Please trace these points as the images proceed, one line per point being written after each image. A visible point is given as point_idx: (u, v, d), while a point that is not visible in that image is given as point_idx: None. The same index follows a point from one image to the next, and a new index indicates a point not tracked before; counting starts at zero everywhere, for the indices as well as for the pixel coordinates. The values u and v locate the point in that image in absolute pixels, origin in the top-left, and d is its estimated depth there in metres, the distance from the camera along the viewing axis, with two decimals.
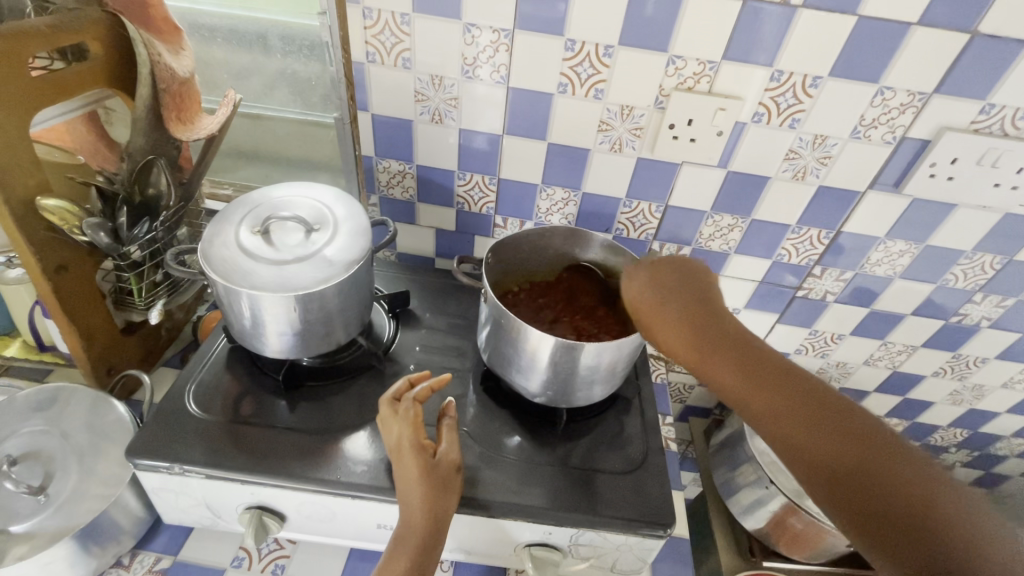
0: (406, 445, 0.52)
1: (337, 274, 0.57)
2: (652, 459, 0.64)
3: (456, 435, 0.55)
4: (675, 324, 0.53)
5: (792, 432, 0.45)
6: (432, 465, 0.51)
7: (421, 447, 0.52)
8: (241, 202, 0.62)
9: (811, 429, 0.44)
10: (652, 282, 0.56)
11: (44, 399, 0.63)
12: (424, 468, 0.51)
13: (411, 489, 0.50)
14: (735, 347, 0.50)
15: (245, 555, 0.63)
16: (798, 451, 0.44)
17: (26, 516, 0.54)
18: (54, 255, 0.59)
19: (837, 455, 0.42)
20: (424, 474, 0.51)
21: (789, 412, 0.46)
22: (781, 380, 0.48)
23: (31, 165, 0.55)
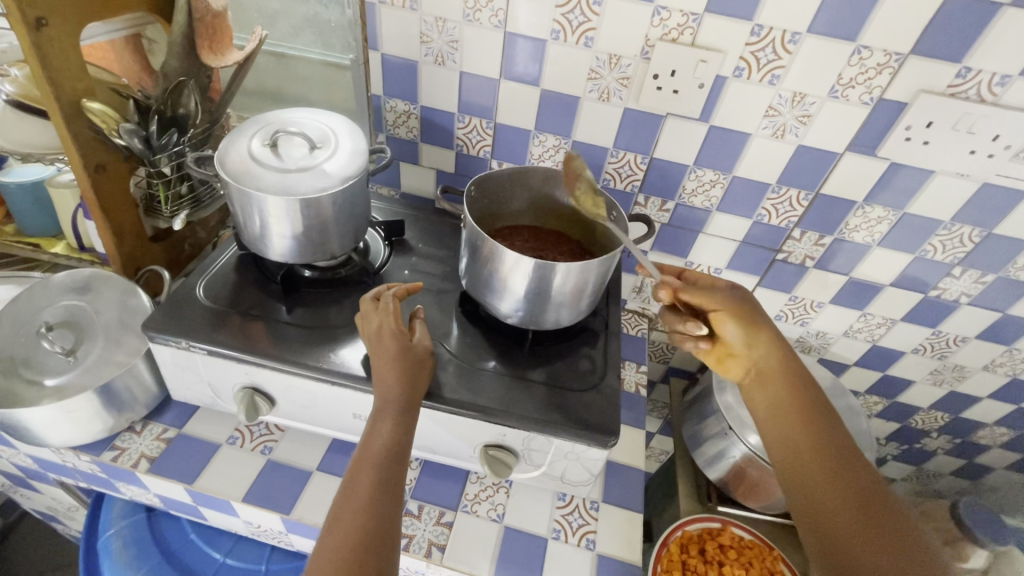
0: (385, 330, 0.58)
1: (334, 185, 0.64)
2: (609, 383, 0.69)
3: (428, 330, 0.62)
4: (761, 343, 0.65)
5: (824, 459, 0.58)
6: (408, 348, 0.58)
7: (399, 333, 0.59)
8: (256, 120, 0.69)
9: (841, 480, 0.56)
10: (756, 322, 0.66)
11: (81, 282, 0.73)
12: (401, 350, 0.58)
13: (388, 365, 0.57)
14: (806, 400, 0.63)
15: (239, 435, 0.71)
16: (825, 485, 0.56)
17: (57, 372, 0.64)
18: (94, 154, 0.67)
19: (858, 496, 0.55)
20: (402, 354, 0.57)
21: (824, 447, 0.59)
22: (823, 421, 0.61)
23: (79, 71, 0.63)
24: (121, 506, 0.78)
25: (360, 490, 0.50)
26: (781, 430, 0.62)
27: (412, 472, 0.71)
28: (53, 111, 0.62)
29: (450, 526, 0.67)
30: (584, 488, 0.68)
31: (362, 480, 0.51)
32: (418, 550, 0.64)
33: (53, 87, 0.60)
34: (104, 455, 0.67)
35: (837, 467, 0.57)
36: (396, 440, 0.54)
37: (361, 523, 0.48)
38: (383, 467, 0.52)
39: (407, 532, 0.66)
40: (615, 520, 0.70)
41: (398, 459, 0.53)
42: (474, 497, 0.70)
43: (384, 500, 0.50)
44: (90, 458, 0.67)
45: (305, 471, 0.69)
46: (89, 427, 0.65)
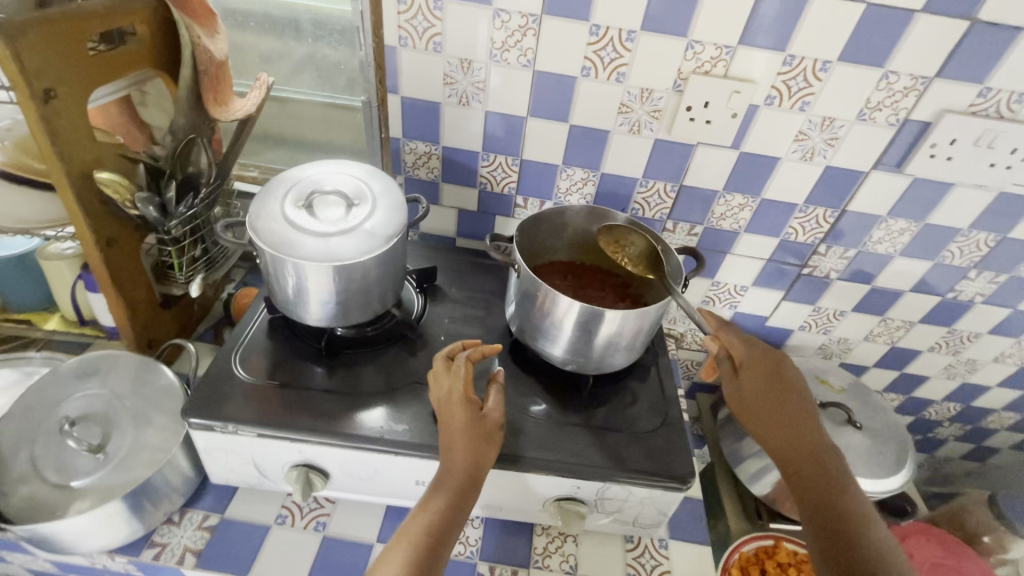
0: (455, 397, 0.56)
1: (378, 244, 0.61)
2: (670, 422, 0.68)
3: (501, 399, 0.59)
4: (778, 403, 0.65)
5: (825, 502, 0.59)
6: (476, 419, 0.56)
7: (469, 401, 0.56)
8: (284, 178, 0.65)
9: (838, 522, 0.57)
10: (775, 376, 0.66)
11: (94, 366, 0.67)
12: (469, 421, 0.55)
13: (455, 436, 0.54)
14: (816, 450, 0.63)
15: (288, 513, 0.67)
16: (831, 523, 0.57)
17: (87, 472, 0.58)
18: (106, 228, 0.62)
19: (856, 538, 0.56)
20: (468, 426, 0.55)
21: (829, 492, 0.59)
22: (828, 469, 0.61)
23: (88, 142, 0.57)
24: None
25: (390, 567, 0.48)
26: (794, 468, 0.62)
27: (476, 531, 0.68)
28: (63, 188, 0.56)
29: None
30: (655, 529, 0.67)
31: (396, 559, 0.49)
32: None
33: (62, 162, 0.55)
34: (144, 555, 0.61)
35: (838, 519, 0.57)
36: (439, 522, 0.51)
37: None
38: (419, 550, 0.49)
39: None
40: (685, 557, 0.69)
41: (436, 545, 0.50)
42: (544, 551, 0.68)
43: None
44: (127, 559, 0.62)
45: (365, 545, 0.65)
46: (125, 528, 0.59)
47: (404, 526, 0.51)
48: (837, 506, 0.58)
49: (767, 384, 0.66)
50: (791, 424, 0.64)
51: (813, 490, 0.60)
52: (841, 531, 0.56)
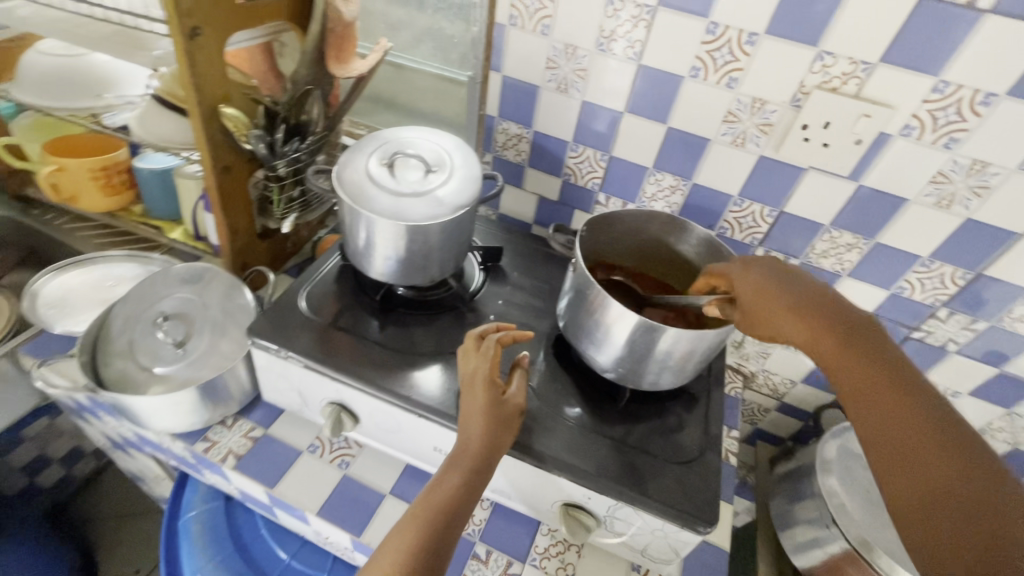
0: (480, 374, 0.56)
1: (444, 212, 0.62)
2: (706, 459, 0.63)
3: (523, 386, 0.59)
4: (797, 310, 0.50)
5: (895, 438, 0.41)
6: (498, 401, 0.56)
7: (495, 380, 0.57)
8: (377, 135, 0.70)
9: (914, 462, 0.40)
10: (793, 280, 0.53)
11: (194, 276, 0.76)
12: (491, 402, 0.55)
13: (475, 416, 0.55)
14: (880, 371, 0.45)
15: (319, 444, 0.72)
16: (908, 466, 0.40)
17: (167, 362, 0.67)
18: (222, 156, 0.70)
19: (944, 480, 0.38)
20: (491, 405, 0.55)
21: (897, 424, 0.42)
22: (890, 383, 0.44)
23: (220, 77, 0.65)
24: (204, 491, 0.81)
25: (410, 530, 0.48)
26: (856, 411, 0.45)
27: (483, 512, 0.68)
28: (193, 114, 0.64)
29: None
30: (666, 564, 0.63)
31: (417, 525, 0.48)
32: None
33: (197, 92, 0.62)
34: (197, 445, 0.70)
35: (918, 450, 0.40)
36: (457, 493, 0.51)
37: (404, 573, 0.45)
38: (435, 518, 0.49)
39: None
40: None
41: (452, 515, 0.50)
42: (544, 551, 0.66)
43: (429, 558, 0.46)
44: (185, 445, 0.70)
45: (378, 493, 0.68)
46: (187, 418, 0.68)
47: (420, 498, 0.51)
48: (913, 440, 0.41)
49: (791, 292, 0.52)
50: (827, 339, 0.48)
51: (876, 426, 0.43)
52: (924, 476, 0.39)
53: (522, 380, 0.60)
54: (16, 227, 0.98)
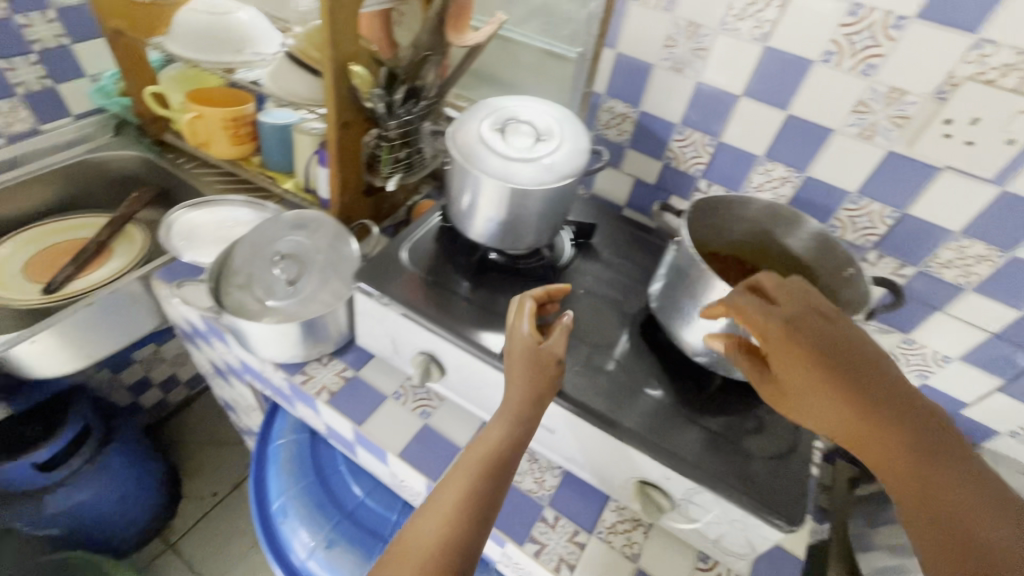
0: (516, 335, 0.58)
1: (550, 180, 0.64)
2: (794, 459, 0.61)
3: (565, 341, 0.58)
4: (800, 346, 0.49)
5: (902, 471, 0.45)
6: (535, 354, 0.56)
7: (530, 338, 0.57)
8: (490, 102, 0.72)
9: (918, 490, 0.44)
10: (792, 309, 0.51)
11: (306, 223, 0.82)
12: (529, 355, 0.56)
13: (513, 374, 0.56)
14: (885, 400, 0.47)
15: (403, 393, 0.76)
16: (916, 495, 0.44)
17: (280, 296, 0.73)
18: (345, 112, 0.75)
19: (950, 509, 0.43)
20: (523, 363, 0.56)
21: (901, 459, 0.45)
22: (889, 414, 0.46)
23: (352, 36, 0.69)
24: (292, 422, 0.88)
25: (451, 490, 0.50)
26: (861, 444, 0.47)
27: (553, 479, 0.70)
28: (326, 69, 0.69)
29: (582, 547, 0.64)
30: (737, 559, 0.62)
31: (457, 482, 0.51)
32: (548, 561, 0.62)
33: (333, 48, 0.67)
34: (295, 377, 0.76)
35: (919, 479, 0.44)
36: (493, 447, 0.53)
37: (451, 528, 0.47)
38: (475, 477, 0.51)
39: (539, 538, 0.64)
40: None
41: (495, 472, 0.52)
42: (611, 527, 0.66)
43: (470, 517, 0.48)
44: (284, 376, 0.77)
45: (455, 445, 0.71)
46: (291, 350, 0.73)
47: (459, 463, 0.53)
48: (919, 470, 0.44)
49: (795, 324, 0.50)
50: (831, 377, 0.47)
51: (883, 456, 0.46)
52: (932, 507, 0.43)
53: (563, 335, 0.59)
54: (153, 168, 1.10)
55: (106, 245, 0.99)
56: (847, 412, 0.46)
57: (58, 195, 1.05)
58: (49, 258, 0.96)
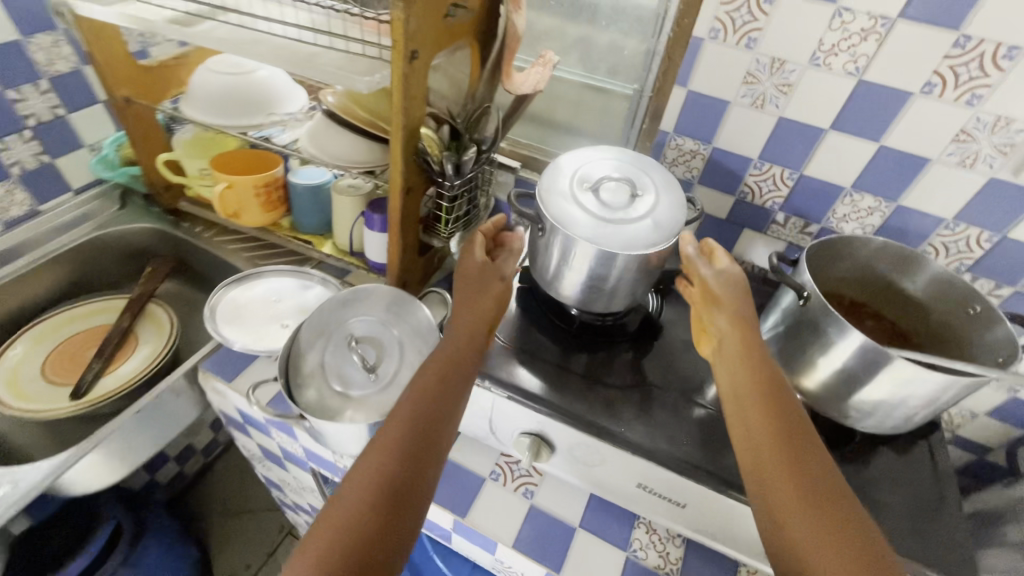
0: (470, 259, 0.65)
1: (647, 245, 0.59)
2: (945, 514, 0.58)
3: (514, 263, 0.67)
4: (727, 304, 0.57)
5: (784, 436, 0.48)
6: (485, 273, 0.64)
7: (482, 262, 0.65)
8: (581, 152, 0.68)
9: (791, 459, 0.47)
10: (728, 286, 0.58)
11: (360, 293, 0.76)
12: (479, 274, 0.64)
13: (468, 300, 0.62)
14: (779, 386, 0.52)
15: (501, 472, 0.71)
16: (788, 456, 0.47)
17: (361, 385, 0.67)
18: (410, 177, 0.69)
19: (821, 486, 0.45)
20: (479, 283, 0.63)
21: (792, 433, 0.48)
22: (782, 398, 0.51)
23: (420, 100, 0.63)
24: None
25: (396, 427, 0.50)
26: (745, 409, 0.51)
27: (677, 550, 0.67)
28: (396, 138, 0.63)
29: None
30: None
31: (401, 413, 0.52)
32: None
33: (404, 116, 0.62)
34: None
35: (790, 448, 0.47)
36: (449, 358, 0.57)
37: (395, 465, 0.48)
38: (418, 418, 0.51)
39: None
40: None
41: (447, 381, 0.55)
42: None
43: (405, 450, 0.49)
44: None
45: (569, 525, 0.67)
46: None
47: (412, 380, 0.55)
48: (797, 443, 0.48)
49: (725, 294, 0.57)
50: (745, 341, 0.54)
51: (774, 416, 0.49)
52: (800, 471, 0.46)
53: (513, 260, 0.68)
54: (168, 240, 1.01)
55: (130, 330, 0.90)
56: (752, 370, 0.52)
57: (67, 281, 0.96)
58: (69, 353, 0.87)
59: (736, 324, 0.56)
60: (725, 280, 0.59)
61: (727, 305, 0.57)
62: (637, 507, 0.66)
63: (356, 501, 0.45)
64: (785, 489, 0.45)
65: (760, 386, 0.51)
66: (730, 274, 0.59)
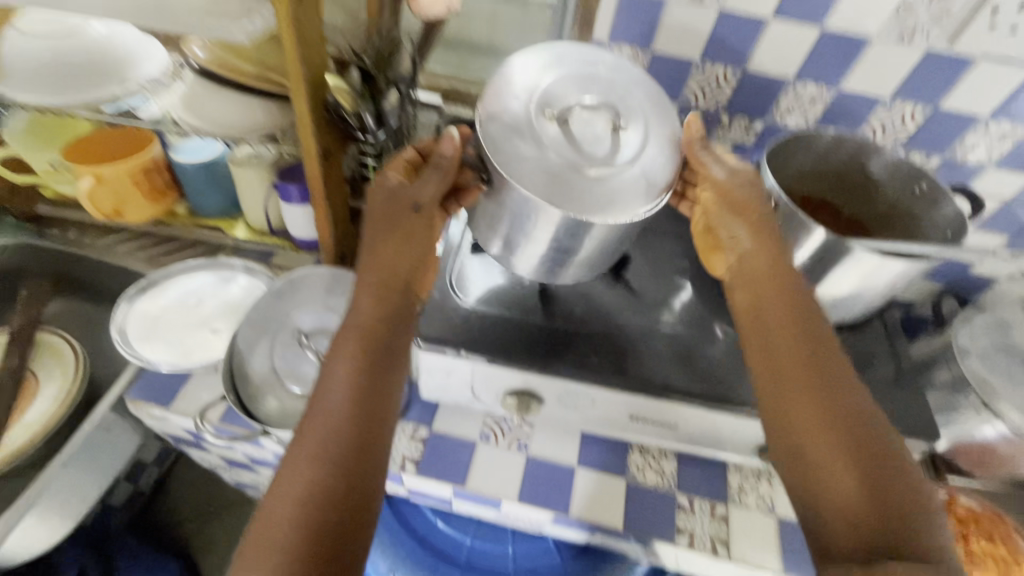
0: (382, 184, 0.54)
1: (635, 205, 0.49)
2: (903, 379, 0.63)
3: (436, 181, 0.53)
4: (756, 236, 0.53)
5: (813, 370, 0.45)
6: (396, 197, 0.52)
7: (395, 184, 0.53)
8: (552, 66, 0.55)
9: (826, 392, 0.44)
10: (745, 214, 0.54)
11: (298, 281, 0.67)
12: (389, 197, 0.53)
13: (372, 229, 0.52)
14: (810, 324, 0.48)
15: (491, 432, 0.70)
16: (824, 391, 0.44)
17: None
18: (324, 139, 0.60)
19: (857, 421, 0.43)
20: (386, 213, 0.52)
21: (832, 371, 0.45)
22: (815, 334, 0.48)
23: (318, 43, 0.53)
24: None
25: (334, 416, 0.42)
26: (774, 345, 0.48)
27: (671, 465, 0.69)
28: (297, 95, 0.53)
29: (725, 519, 0.65)
30: None
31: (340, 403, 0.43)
32: (703, 546, 0.63)
33: (302, 67, 0.51)
34: None
35: (832, 385, 0.45)
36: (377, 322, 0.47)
37: (333, 470, 0.40)
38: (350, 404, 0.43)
39: (685, 527, 0.64)
40: None
41: (379, 358, 0.46)
42: (740, 489, 0.67)
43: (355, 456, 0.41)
44: None
45: (567, 467, 0.68)
46: None
47: (326, 365, 0.45)
48: (837, 380, 0.45)
49: (752, 229, 0.53)
50: (772, 277, 0.51)
51: (812, 354, 0.46)
52: (839, 407, 0.43)
53: (439, 176, 0.53)
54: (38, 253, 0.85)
55: (26, 373, 0.75)
56: (788, 310, 0.49)
57: None
58: None
59: (764, 261, 0.52)
60: (745, 205, 0.54)
61: (758, 242, 0.53)
62: (630, 434, 0.67)
63: (287, 522, 0.38)
64: (822, 423, 0.43)
65: (795, 324, 0.48)
66: (738, 197, 0.55)
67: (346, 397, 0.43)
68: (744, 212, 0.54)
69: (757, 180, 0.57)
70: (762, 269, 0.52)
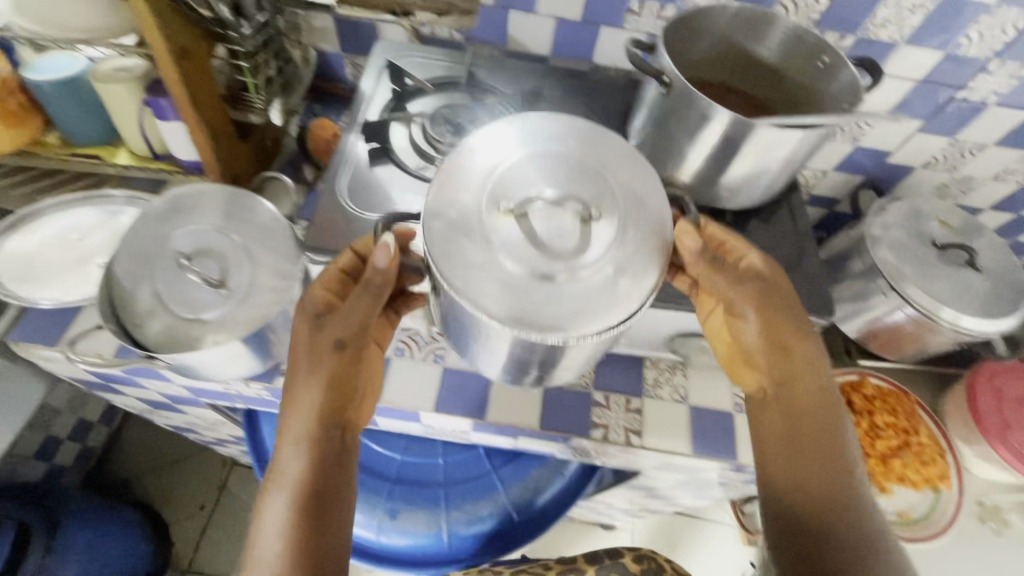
0: (309, 295, 0.53)
1: (606, 314, 0.39)
2: (805, 262, 0.64)
3: (354, 311, 0.52)
4: (779, 310, 0.54)
5: (811, 442, 0.54)
6: (318, 328, 0.52)
7: (319, 302, 0.53)
8: (526, 145, 0.45)
9: (805, 459, 0.53)
10: (774, 294, 0.54)
11: (188, 201, 0.63)
12: (313, 329, 0.53)
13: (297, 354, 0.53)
14: (810, 393, 0.56)
15: (406, 346, 0.69)
16: (807, 461, 0.53)
17: (214, 306, 0.57)
18: (177, 35, 0.54)
19: (824, 490, 0.52)
20: (312, 334, 0.52)
21: (827, 439, 0.54)
22: (819, 415, 0.55)
23: None
24: None
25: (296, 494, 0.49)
26: (783, 398, 0.56)
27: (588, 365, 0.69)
28: None
29: (639, 411, 0.67)
30: None
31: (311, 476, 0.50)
32: (617, 437, 0.65)
33: None
34: (277, 381, 0.65)
35: (825, 454, 0.53)
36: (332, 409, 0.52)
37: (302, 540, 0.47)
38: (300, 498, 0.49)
39: (600, 422, 0.66)
40: None
41: (327, 441, 0.51)
42: (655, 382, 0.69)
43: (316, 525, 0.48)
44: (262, 385, 0.65)
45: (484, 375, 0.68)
46: (255, 359, 0.61)
47: (281, 449, 0.51)
48: (820, 447, 0.53)
49: (781, 305, 0.55)
50: (782, 351, 0.55)
51: (807, 418, 0.55)
52: (827, 474, 0.52)
53: (364, 304, 0.51)
54: None
55: None
56: (808, 380, 0.56)
57: None
58: None
59: (783, 329, 0.55)
60: (773, 291, 0.54)
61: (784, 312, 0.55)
62: None
63: None
64: (802, 483, 0.52)
65: (815, 403, 0.55)
66: (778, 282, 0.55)
67: (305, 521, 0.48)
68: (774, 296, 0.54)
69: (781, 285, 0.55)
70: (805, 363, 0.55)
